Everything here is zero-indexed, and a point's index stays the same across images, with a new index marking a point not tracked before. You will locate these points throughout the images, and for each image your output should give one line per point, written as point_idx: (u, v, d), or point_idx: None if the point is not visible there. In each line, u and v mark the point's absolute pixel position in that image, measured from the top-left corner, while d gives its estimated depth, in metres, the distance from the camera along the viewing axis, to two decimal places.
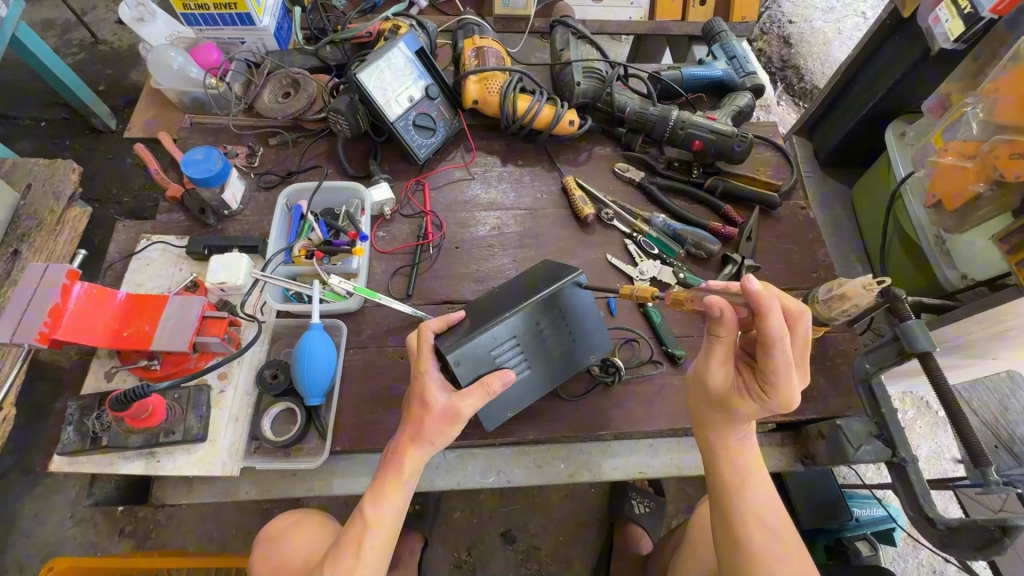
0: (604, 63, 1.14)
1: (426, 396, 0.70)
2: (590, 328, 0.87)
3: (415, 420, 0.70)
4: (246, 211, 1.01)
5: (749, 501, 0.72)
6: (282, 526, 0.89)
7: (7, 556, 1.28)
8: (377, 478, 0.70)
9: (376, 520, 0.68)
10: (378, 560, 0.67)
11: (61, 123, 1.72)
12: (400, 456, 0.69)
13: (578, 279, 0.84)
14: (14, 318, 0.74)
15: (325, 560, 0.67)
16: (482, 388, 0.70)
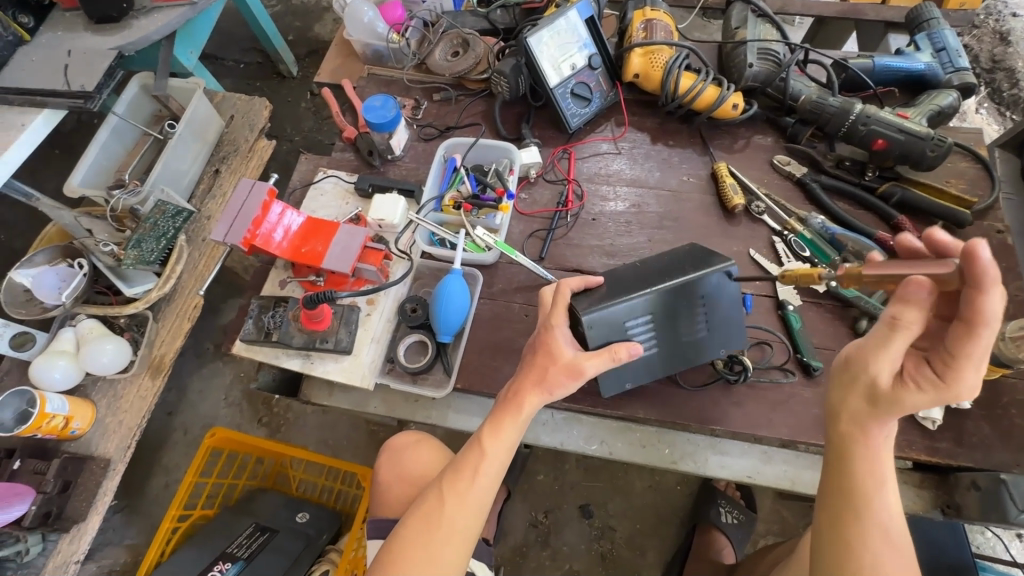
0: (783, 45, 1.06)
1: (555, 350, 0.73)
2: (727, 321, 0.83)
3: (539, 367, 0.73)
4: (405, 158, 1.10)
5: (878, 507, 0.59)
6: (402, 442, 1.00)
7: (177, 419, 1.57)
8: (496, 414, 0.73)
9: (493, 452, 0.71)
10: (490, 488, 0.71)
11: (256, 67, 1.98)
12: (522, 396, 0.72)
13: (728, 269, 0.80)
14: (227, 222, 0.88)
15: (446, 477, 0.73)
16: (608, 352, 0.71)
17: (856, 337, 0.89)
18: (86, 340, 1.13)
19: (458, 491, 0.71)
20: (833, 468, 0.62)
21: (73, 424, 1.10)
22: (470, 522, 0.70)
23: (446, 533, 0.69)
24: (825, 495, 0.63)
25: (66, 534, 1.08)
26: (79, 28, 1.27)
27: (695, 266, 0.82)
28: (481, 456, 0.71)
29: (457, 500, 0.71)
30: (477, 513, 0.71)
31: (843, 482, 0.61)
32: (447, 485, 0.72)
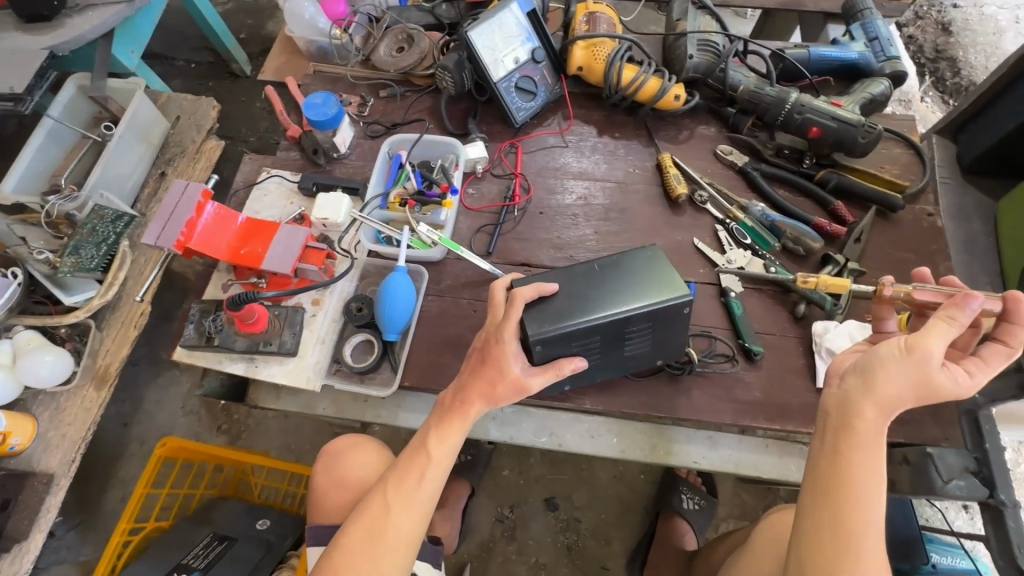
0: (723, 37, 1.07)
1: (503, 365, 0.72)
2: (673, 337, 0.82)
3: (488, 375, 0.72)
4: (351, 156, 1.08)
5: (874, 494, 0.60)
6: (341, 446, 0.99)
7: (132, 430, 1.52)
8: (442, 418, 0.73)
9: (439, 456, 0.72)
10: (434, 491, 0.72)
11: (207, 66, 1.93)
12: (468, 401, 0.72)
13: (682, 299, 0.76)
14: (159, 226, 0.86)
15: (390, 481, 0.73)
16: (553, 371, 0.73)
17: (795, 321, 0.91)
18: (21, 353, 1.09)
19: (404, 497, 0.71)
20: (834, 462, 0.62)
21: (12, 440, 1.06)
22: (416, 527, 0.71)
23: (393, 541, 0.70)
24: (821, 490, 0.62)
25: (7, 554, 1.04)
26: (7, 28, 1.21)
27: (649, 292, 0.77)
28: (427, 460, 0.72)
29: (403, 506, 0.71)
30: (423, 517, 0.72)
31: (849, 477, 0.61)
32: (392, 490, 0.72)
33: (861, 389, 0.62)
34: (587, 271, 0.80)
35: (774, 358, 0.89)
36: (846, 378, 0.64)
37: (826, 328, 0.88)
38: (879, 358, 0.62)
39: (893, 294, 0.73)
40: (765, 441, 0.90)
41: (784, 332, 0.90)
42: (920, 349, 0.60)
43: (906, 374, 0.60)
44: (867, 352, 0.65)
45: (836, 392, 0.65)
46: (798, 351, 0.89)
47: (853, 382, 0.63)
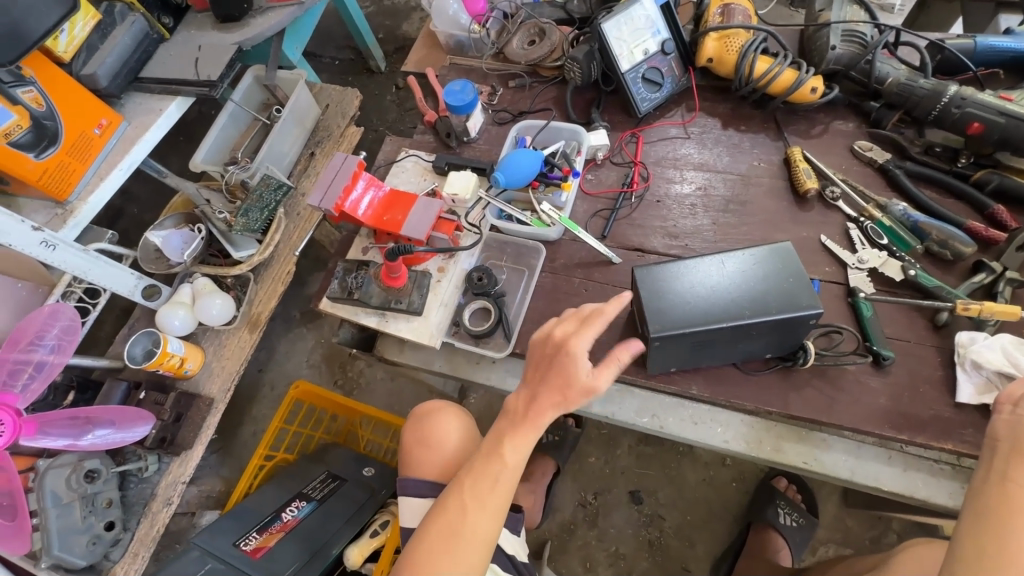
0: (871, 27, 1.02)
1: (570, 373, 0.71)
2: (790, 340, 0.81)
3: (553, 385, 0.71)
4: (479, 140, 1.17)
5: None
6: (431, 408, 1.10)
7: (266, 375, 1.75)
8: (512, 423, 0.74)
9: (511, 462, 0.73)
10: (509, 490, 0.74)
11: (349, 63, 2.16)
12: (545, 400, 0.71)
13: (813, 312, 0.75)
14: (324, 188, 0.99)
15: (462, 487, 0.74)
16: (612, 362, 0.72)
17: (934, 329, 0.84)
18: (200, 294, 1.31)
19: (479, 502, 0.72)
20: (1002, 488, 0.60)
21: (187, 365, 1.28)
22: (490, 530, 0.73)
23: (468, 546, 0.71)
24: (980, 514, 0.60)
25: (176, 458, 1.25)
26: (208, 27, 1.46)
27: (778, 301, 0.76)
28: (502, 467, 0.73)
29: (477, 509, 0.72)
30: (497, 523, 0.73)
31: (1016, 506, 0.58)
32: (467, 492, 0.73)
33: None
34: (709, 268, 0.81)
35: (907, 365, 0.83)
36: (1020, 406, 0.62)
37: (973, 338, 0.80)
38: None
39: None
40: (887, 451, 0.85)
41: (920, 341, 0.84)
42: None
43: None
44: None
45: (1006, 419, 0.63)
46: (936, 361, 0.82)
47: None
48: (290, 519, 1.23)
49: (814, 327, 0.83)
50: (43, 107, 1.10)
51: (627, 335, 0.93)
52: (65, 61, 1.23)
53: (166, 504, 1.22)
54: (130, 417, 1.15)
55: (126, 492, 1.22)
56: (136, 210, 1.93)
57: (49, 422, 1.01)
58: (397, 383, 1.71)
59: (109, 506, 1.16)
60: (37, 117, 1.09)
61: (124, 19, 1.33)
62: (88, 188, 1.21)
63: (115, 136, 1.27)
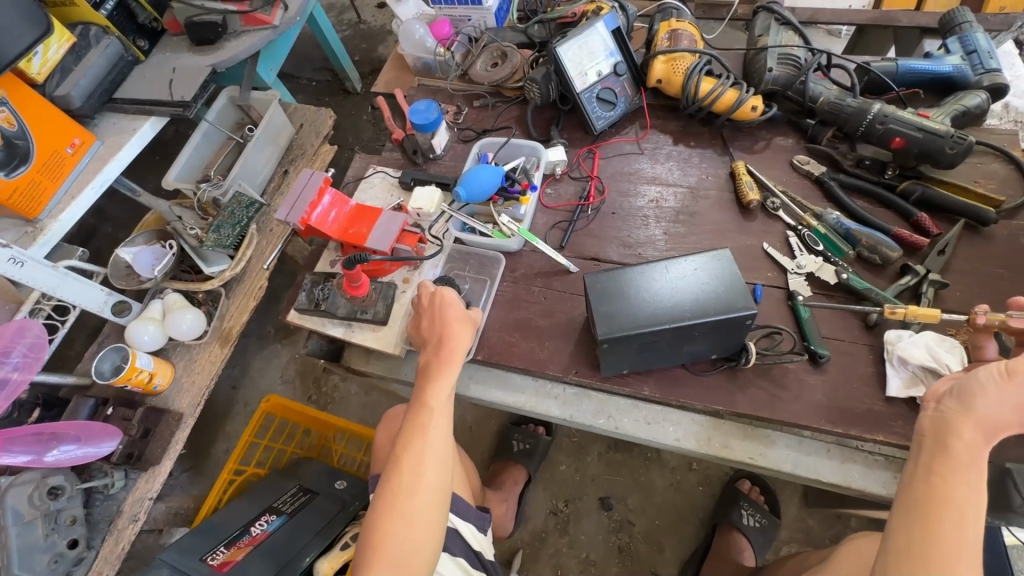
0: (805, 51, 1.10)
1: (447, 314, 0.84)
2: (731, 341, 0.86)
3: (447, 330, 0.83)
4: (445, 157, 1.22)
5: (961, 495, 0.60)
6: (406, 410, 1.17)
7: (240, 391, 1.75)
8: (427, 375, 0.80)
9: (437, 405, 0.78)
10: (444, 433, 0.79)
11: (325, 84, 2.21)
12: (451, 341, 0.81)
13: (749, 314, 0.80)
14: (292, 202, 1.03)
15: (396, 448, 0.77)
16: (466, 319, 0.85)
17: (866, 329, 0.90)
18: (171, 309, 1.33)
19: (415, 454, 0.76)
20: (928, 480, 0.62)
21: (156, 380, 1.28)
22: (436, 478, 0.76)
23: (417, 500, 0.74)
24: (908, 510, 0.62)
25: (144, 473, 1.25)
26: (183, 49, 1.50)
27: (717, 305, 0.81)
28: (429, 413, 0.78)
29: (416, 462, 0.75)
30: (437, 467, 0.77)
31: (944, 497, 0.60)
32: (401, 451, 0.77)
33: (957, 410, 0.64)
34: (655, 275, 0.86)
35: (842, 364, 0.88)
36: (943, 401, 0.66)
37: (900, 336, 0.86)
38: (979, 380, 0.63)
39: (987, 321, 0.77)
40: (827, 444, 0.90)
41: (855, 341, 0.90)
42: (1021, 375, 0.61)
43: (1005, 398, 0.62)
44: (964, 375, 0.66)
45: (931, 414, 0.66)
46: (869, 358, 0.88)
47: (951, 405, 0.65)
48: (260, 533, 1.23)
49: (755, 328, 0.88)
50: (15, 127, 1.12)
51: (583, 339, 0.97)
52: (39, 82, 1.25)
53: (132, 521, 1.21)
54: (97, 433, 1.19)
55: (91, 509, 1.21)
56: (110, 229, 1.93)
57: (12, 438, 1.10)
58: (371, 396, 1.72)
59: (73, 523, 1.15)
60: (8, 137, 1.10)
61: (99, 42, 1.37)
62: (61, 206, 1.22)
63: (88, 155, 1.29)
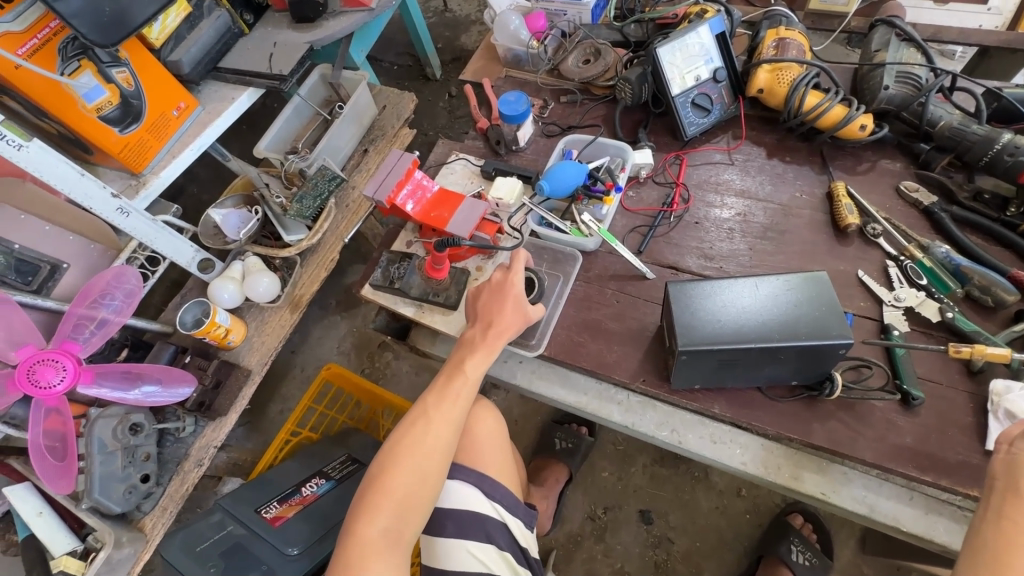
0: (927, 70, 1.02)
1: (513, 294, 0.90)
2: (821, 368, 0.81)
3: (502, 311, 0.89)
4: (527, 151, 1.22)
5: None
6: None
7: (298, 355, 1.83)
8: (472, 346, 0.87)
9: (472, 375, 0.85)
10: (466, 409, 0.84)
11: (407, 69, 2.26)
12: (500, 324, 0.88)
13: (845, 345, 0.75)
14: (380, 181, 1.05)
15: (427, 400, 0.84)
16: (525, 314, 0.90)
17: (968, 375, 0.84)
18: (250, 272, 1.39)
19: (444, 412, 0.83)
20: (999, 525, 0.59)
21: (230, 336, 1.35)
22: (448, 438, 0.82)
23: (431, 448, 0.80)
24: (978, 557, 0.58)
25: (211, 422, 1.32)
26: (284, 25, 1.56)
27: (811, 330, 0.77)
28: (464, 382, 0.85)
29: (439, 420, 0.82)
30: (455, 431, 0.83)
31: (1017, 544, 0.57)
32: (431, 405, 0.84)
33: None
34: (742, 289, 0.83)
35: (937, 409, 0.82)
36: (1014, 444, 0.62)
37: (1009, 387, 0.79)
38: None
39: None
40: (910, 492, 0.85)
41: (954, 386, 0.84)
42: None
43: None
44: None
45: (1003, 458, 0.63)
46: (968, 407, 0.82)
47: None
48: (309, 494, 1.26)
49: (843, 359, 0.83)
50: (132, 87, 1.21)
51: (654, 349, 0.95)
52: (156, 47, 1.33)
53: (196, 465, 1.28)
54: (175, 378, 1.22)
55: (161, 449, 1.29)
56: (196, 189, 2.05)
57: (104, 373, 1.10)
58: (422, 377, 1.76)
59: (147, 459, 1.22)
60: (125, 96, 1.20)
61: (210, 13, 1.45)
62: (162, 164, 1.31)
63: (191, 119, 1.37)
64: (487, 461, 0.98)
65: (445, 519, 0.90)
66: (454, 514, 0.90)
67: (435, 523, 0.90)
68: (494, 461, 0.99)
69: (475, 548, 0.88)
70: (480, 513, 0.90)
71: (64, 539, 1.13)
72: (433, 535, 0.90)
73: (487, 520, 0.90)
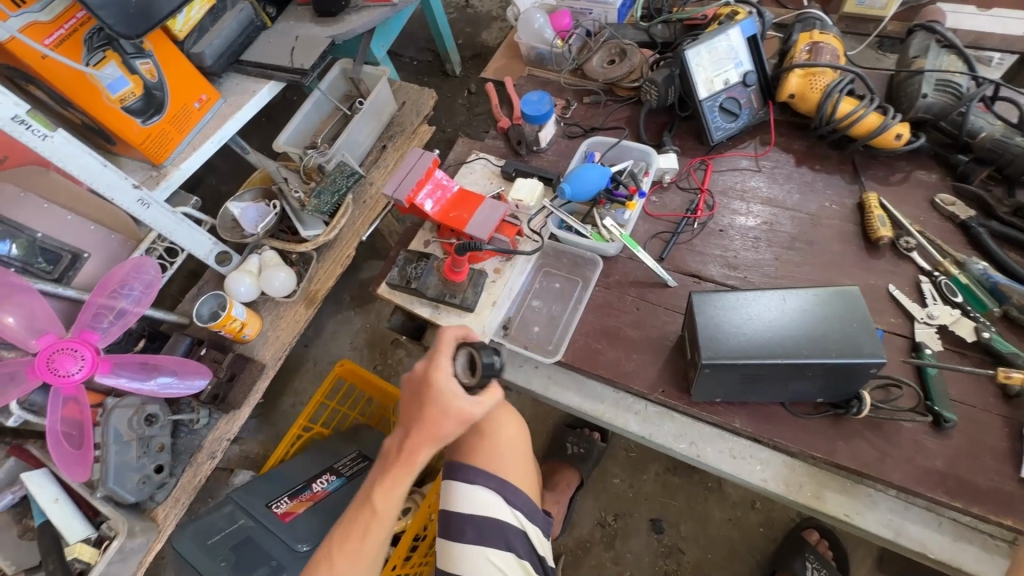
0: (968, 79, 0.99)
1: (442, 406, 0.74)
2: (849, 386, 0.78)
3: (426, 426, 0.76)
4: (549, 152, 1.20)
5: None
6: None
7: (311, 349, 1.83)
8: (387, 467, 0.80)
9: (382, 503, 0.80)
10: (382, 532, 0.81)
11: (426, 65, 2.25)
12: (420, 439, 0.77)
13: (877, 363, 0.73)
14: (401, 179, 1.04)
15: (336, 537, 0.82)
16: (462, 420, 0.75)
17: (1004, 398, 0.80)
18: (267, 266, 1.40)
19: (368, 521, 0.81)
20: None
21: (246, 330, 1.35)
22: (365, 568, 0.81)
23: None
24: None
25: (225, 415, 1.32)
26: (306, 19, 1.55)
27: (840, 347, 0.75)
28: (372, 516, 0.80)
29: (349, 556, 0.80)
30: (373, 559, 0.81)
31: None
32: (340, 542, 0.81)
33: None
34: (769, 303, 0.80)
35: (970, 432, 0.79)
36: None
37: None
38: None
39: None
40: (938, 518, 0.82)
41: (988, 409, 0.80)
42: None
43: None
44: None
45: None
46: (1003, 432, 0.79)
47: None
48: (320, 491, 1.25)
49: (873, 377, 0.81)
50: (155, 79, 1.21)
51: (674, 359, 0.93)
52: (180, 38, 1.33)
53: (210, 457, 1.29)
54: (191, 370, 1.23)
55: (176, 440, 1.29)
56: (214, 180, 2.07)
57: (120, 363, 1.11)
58: None
59: (161, 450, 1.23)
60: (148, 87, 1.20)
61: (234, 6, 1.45)
62: (183, 156, 1.31)
63: (212, 111, 1.37)
64: (509, 468, 0.96)
65: (464, 525, 0.89)
66: (474, 520, 0.89)
67: (454, 529, 0.89)
68: (516, 466, 0.97)
69: (495, 556, 0.88)
70: (501, 520, 0.90)
71: (80, 528, 1.14)
72: (451, 541, 0.90)
73: (507, 527, 0.90)
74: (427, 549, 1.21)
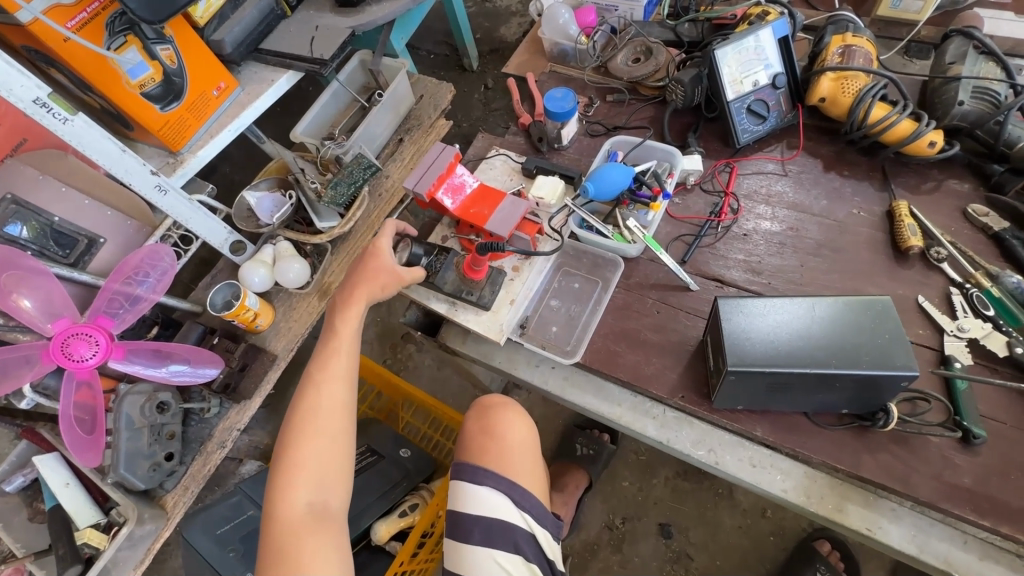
0: (1007, 87, 0.96)
1: (377, 257, 0.92)
2: (877, 398, 0.77)
3: (368, 268, 0.90)
4: (570, 149, 1.19)
5: None
6: (493, 402, 1.05)
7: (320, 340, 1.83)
8: (342, 301, 0.90)
9: (344, 328, 0.88)
10: (353, 364, 0.86)
11: (443, 59, 2.23)
12: (372, 276, 0.90)
13: (909, 376, 0.71)
14: (422, 173, 1.03)
15: (314, 368, 0.85)
16: (397, 276, 0.92)
17: None
18: (281, 257, 1.39)
19: (333, 373, 0.84)
20: None
21: (258, 320, 1.34)
22: (344, 398, 0.83)
23: (332, 414, 0.82)
24: None
25: (235, 405, 1.31)
26: (327, 8, 1.53)
27: (871, 359, 0.73)
28: (338, 337, 0.87)
29: (328, 381, 0.83)
30: (350, 389, 0.85)
31: None
32: (317, 370, 0.85)
33: None
34: (796, 311, 0.79)
35: (1000, 450, 0.78)
36: None
37: None
38: None
39: None
40: (964, 535, 0.80)
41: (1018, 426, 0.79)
42: None
43: None
44: None
45: None
46: None
47: None
48: None
49: (902, 390, 0.79)
50: (175, 65, 1.19)
51: (694, 365, 0.92)
52: (200, 25, 1.32)
53: (219, 447, 1.27)
54: (204, 358, 1.22)
55: (186, 428, 1.29)
56: (227, 169, 2.06)
57: (134, 350, 1.10)
58: (443, 371, 1.75)
59: (171, 438, 1.23)
60: (168, 73, 1.18)
61: None
62: (200, 143, 1.30)
63: (230, 99, 1.36)
64: (519, 470, 0.95)
65: (473, 526, 0.88)
66: (483, 522, 0.88)
67: (463, 530, 0.88)
68: (526, 471, 0.97)
69: (503, 559, 0.86)
70: (509, 523, 0.89)
71: (89, 512, 1.14)
72: (459, 542, 0.89)
73: (516, 530, 0.89)
74: (435, 546, 1.20)
